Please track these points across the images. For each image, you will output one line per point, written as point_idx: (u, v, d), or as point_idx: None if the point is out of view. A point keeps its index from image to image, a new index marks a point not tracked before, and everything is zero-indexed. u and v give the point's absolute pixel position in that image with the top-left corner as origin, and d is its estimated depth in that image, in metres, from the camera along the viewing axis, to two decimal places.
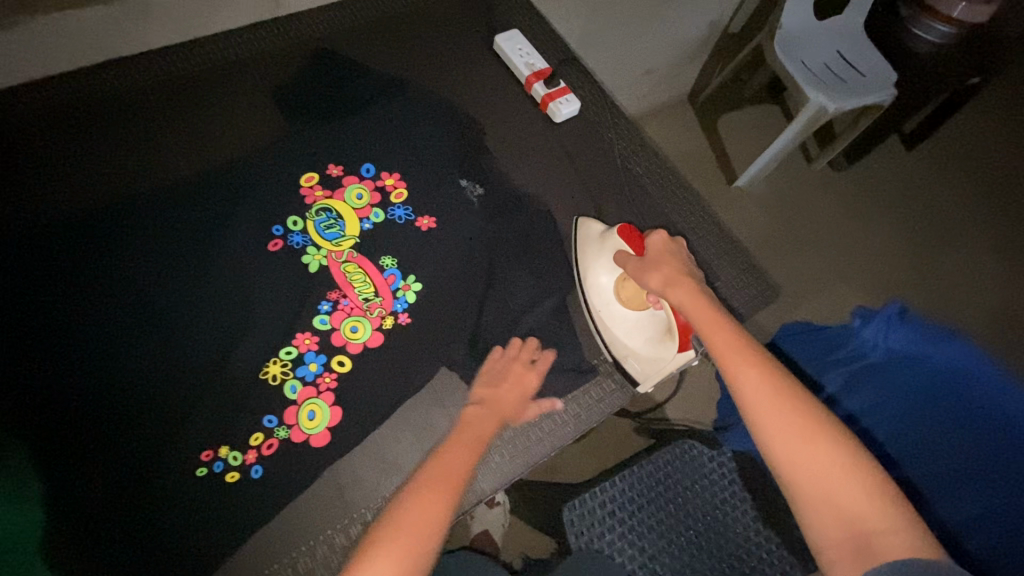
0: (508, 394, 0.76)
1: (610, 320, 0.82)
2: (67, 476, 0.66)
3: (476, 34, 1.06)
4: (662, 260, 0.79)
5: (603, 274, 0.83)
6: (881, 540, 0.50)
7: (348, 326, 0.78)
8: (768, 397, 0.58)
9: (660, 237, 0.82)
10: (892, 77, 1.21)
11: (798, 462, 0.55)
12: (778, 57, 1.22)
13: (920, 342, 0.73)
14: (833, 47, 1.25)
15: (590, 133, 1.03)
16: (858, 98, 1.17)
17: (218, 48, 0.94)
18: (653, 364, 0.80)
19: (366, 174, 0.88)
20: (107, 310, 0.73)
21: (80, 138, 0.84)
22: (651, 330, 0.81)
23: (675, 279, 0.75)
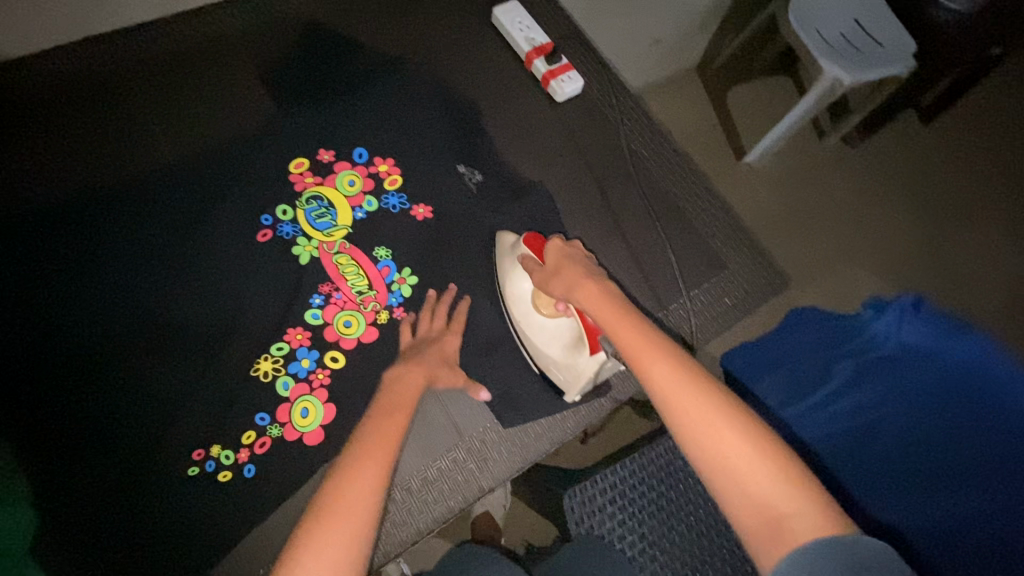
0: (428, 357, 0.71)
1: (530, 332, 0.74)
2: (55, 475, 0.65)
3: (473, 6, 1.00)
4: (565, 264, 0.66)
5: (520, 283, 0.75)
6: (793, 522, 0.40)
7: (342, 320, 0.75)
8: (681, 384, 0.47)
9: (559, 243, 0.70)
10: (911, 47, 1.15)
11: (713, 452, 0.44)
12: (792, 23, 1.16)
13: (937, 338, 0.53)
14: (851, 14, 1.17)
15: (594, 113, 0.97)
16: (874, 70, 1.11)
17: (200, 22, 0.90)
18: (569, 372, 0.72)
19: (359, 159, 0.84)
20: (89, 304, 0.71)
21: (57, 121, 0.81)
22: (564, 336, 0.72)
23: (576, 280, 0.63)
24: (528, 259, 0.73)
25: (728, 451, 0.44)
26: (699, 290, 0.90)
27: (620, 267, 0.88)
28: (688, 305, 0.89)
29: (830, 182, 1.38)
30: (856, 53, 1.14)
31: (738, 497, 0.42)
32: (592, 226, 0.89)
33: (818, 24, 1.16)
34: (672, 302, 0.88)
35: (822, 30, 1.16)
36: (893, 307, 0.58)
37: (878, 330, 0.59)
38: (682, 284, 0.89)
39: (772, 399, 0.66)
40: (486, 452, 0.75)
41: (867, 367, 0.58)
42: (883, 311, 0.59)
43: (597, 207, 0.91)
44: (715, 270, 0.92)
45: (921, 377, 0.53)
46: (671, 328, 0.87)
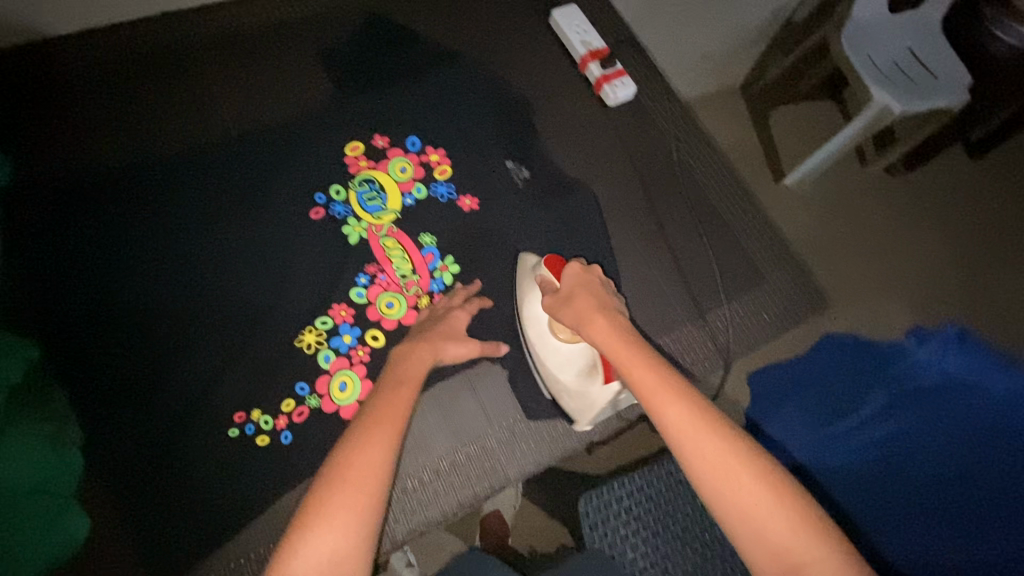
0: (433, 335, 0.68)
1: (544, 355, 0.73)
2: (107, 424, 0.67)
3: (532, 7, 1.02)
4: (578, 292, 0.66)
5: (538, 305, 0.73)
6: (811, 571, 0.43)
7: (384, 301, 0.77)
8: (694, 430, 0.49)
9: (577, 267, 0.69)
10: (966, 80, 1.13)
11: (735, 505, 0.46)
12: (844, 49, 1.16)
13: (979, 373, 0.47)
14: (905, 44, 1.17)
15: (644, 119, 0.98)
16: (923, 101, 1.10)
17: (270, 6, 0.93)
18: (582, 401, 0.72)
19: (412, 147, 0.87)
20: (146, 263, 0.74)
21: (127, 89, 0.84)
22: (578, 364, 0.70)
23: (586, 314, 0.63)
24: (546, 281, 0.71)
25: (746, 498, 0.46)
26: (736, 303, 0.89)
27: (659, 274, 0.88)
28: (726, 316, 0.88)
29: (874, 207, 1.36)
30: (909, 82, 1.13)
31: (756, 544, 0.45)
32: (634, 230, 0.90)
33: (869, 51, 1.16)
34: (710, 313, 0.88)
35: (873, 57, 1.15)
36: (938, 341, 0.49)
37: (923, 365, 0.50)
38: (721, 295, 0.89)
39: (796, 425, 0.59)
40: (514, 442, 0.75)
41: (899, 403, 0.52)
42: (927, 342, 0.51)
43: (641, 212, 0.91)
44: (755, 285, 0.91)
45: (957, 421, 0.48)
46: (707, 338, 0.86)
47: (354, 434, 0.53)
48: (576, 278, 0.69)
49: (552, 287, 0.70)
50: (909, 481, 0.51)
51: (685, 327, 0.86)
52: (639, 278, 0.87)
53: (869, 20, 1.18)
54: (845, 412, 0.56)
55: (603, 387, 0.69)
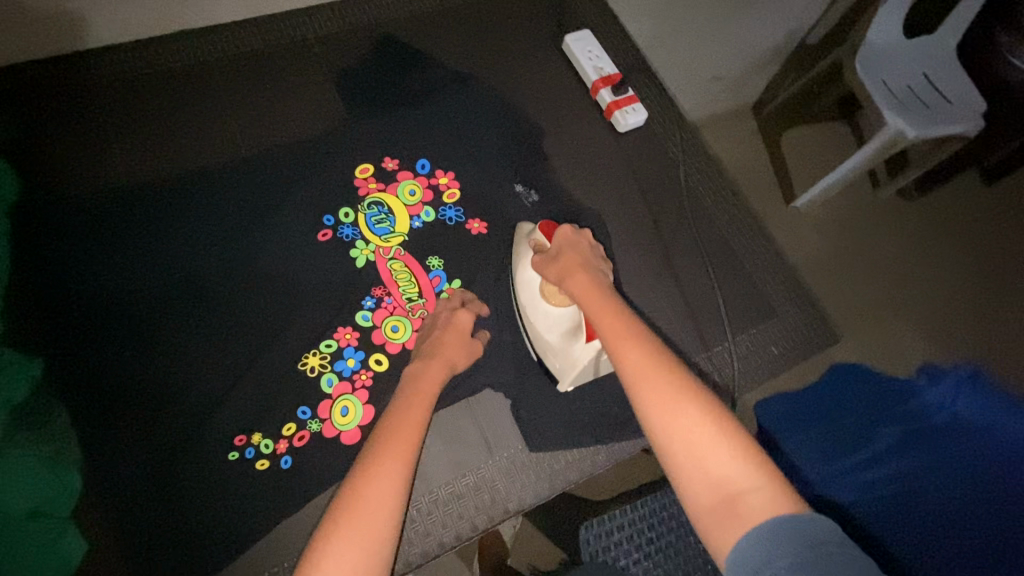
0: (447, 348, 0.70)
1: (531, 317, 0.74)
2: (106, 442, 0.67)
3: (546, 31, 1.02)
4: (566, 251, 0.70)
5: (523, 269, 0.76)
6: (746, 501, 0.41)
7: (389, 325, 0.77)
8: (643, 366, 0.51)
9: (568, 228, 0.72)
10: (982, 108, 1.15)
11: (672, 431, 0.46)
12: (857, 69, 1.17)
13: (992, 413, 0.54)
14: (920, 70, 1.18)
15: (655, 147, 0.98)
16: (939, 128, 1.11)
17: (288, 26, 0.94)
18: (564, 359, 0.73)
19: (421, 170, 0.87)
20: (154, 284, 0.74)
21: (144, 107, 0.85)
22: (565, 324, 0.72)
23: (571, 269, 0.67)
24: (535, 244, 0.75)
25: (686, 426, 0.46)
26: (744, 335, 0.88)
27: (667, 304, 0.87)
28: (733, 348, 0.87)
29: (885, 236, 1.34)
30: (925, 108, 1.14)
31: (693, 471, 0.44)
32: (642, 258, 0.89)
33: (885, 75, 1.17)
34: (717, 344, 0.86)
35: (886, 80, 1.16)
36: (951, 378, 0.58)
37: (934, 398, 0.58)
38: (729, 326, 0.88)
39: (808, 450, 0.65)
40: (516, 472, 0.74)
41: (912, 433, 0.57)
42: (938, 380, 0.59)
43: (649, 240, 0.91)
44: (763, 317, 0.90)
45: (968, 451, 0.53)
46: (713, 371, 0.85)
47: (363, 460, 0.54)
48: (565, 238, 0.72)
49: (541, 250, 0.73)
50: (904, 512, 0.54)
51: (692, 359, 0.85)
52: (647, 308, 0.86)
53: (884, 46, 1.20)
54: (856, 444, 0.61)
55: (585, 346, 0.72)
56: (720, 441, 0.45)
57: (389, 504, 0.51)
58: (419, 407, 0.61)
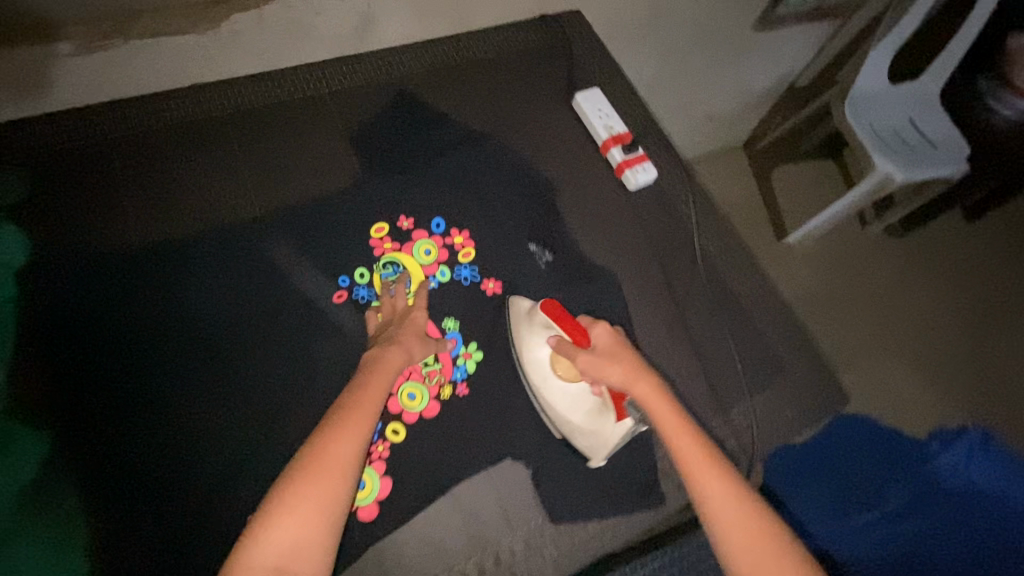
0: (405, 337, 0.72)
1: (551, 398, 0.76)
2: (116, 521, 0.65)
3: (557, 90, 1.05)
4: (618, 353, 0.72)
5: (540, 348, 0.77)
6: None
7: (405, 392, 0.75)
8: (726, 496, 0.62)
9: (605, 330, 0.75)
10: (965, 150, 1.41)
11: (755, 571, 0.58)
12: (846, 116, 1.41)
13: (1003, 479, 0.74)
14: (906, 115, 1.45)
15: (666, 204, 0.99)
16: (926, 171, 1.35)
17: (302, 79, 0.93)
18: (596, 437, 0.75)
19: (436, 229, 0.87)
20: (167, 349, 0.73)
21: (158, 164, 0.84)
22: (586, 402, 0.76)
23: (633, 374, 0.70)
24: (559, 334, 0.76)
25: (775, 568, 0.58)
26: (759, 396, 0.89)
27: (683, 366, 0.87)
28: (749, 411, 0.87)
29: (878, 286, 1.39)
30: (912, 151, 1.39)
31: None
32: (659, 318, 0.90)
33: (874, 119, 1.43)
34: (732, 407, 0.87)
35: (874, 125, 1.42)
36: (962, 444, 0.78)
37: (949, 459, 0.78)
38: (741, 389, 0.88)
39: (823, 500, 0.86)
40: (538, 545, 0.73)
41: (930, 498, 0.77)
42: (949, 446, 0.79)
43: (664, 300, 0.91)
44: (778, 376, 0.91)
45: (977, 518, 0.73)
46: (732, 435, 0.85)
47: (320, 435, 0.61)
48: (607, 341, 0.75)
49: (575, 343, 0.75)
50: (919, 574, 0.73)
51: (713, 424, 0.84)
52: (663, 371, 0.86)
53: (875, 92, 1.46)
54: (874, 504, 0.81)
55: (616, 424, 0.74)
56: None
57: (339, 483, 0.59)
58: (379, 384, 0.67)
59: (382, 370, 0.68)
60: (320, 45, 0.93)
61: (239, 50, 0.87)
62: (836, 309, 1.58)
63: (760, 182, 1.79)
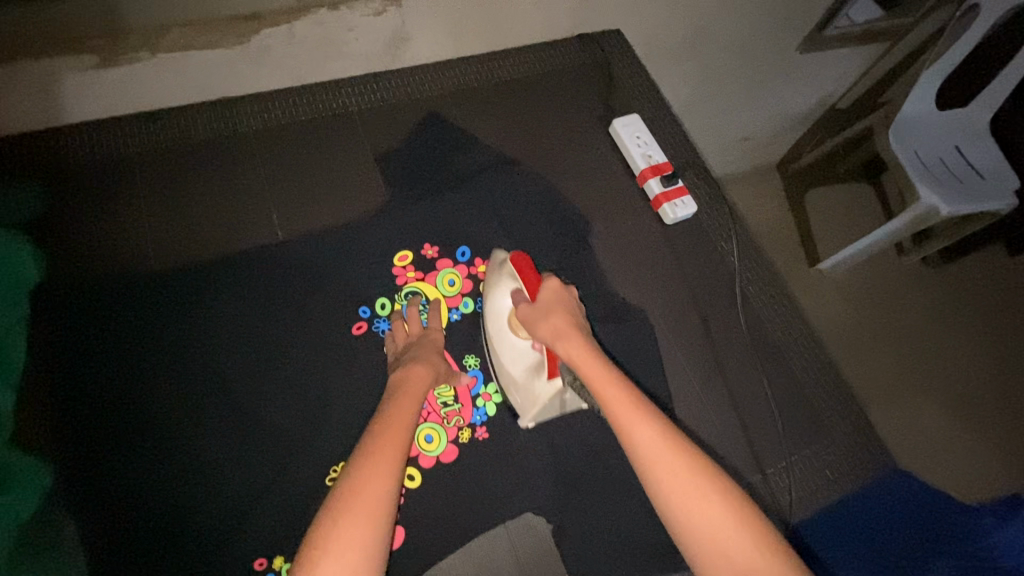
0: (428, 353, 0.69)
1: (499, 347, 0.72)
2: (112, 563, 0.62)
3: (594, 115, 1.00)
4: (556, 308, 0.64)
5: (502, 295, 0.72)
6: None
7: (423, 434, 0.72)
8: (665, 458, 0.51)
9: (555, 283, 0.67)
10: (1014, 186, 1.32)
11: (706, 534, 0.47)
12: (891, 146, 1.33)
13: None
14: (952, 143, 1.37)
15: (703, 241, 0.95)
16: (972, 205, 1.27)
17: (331, 96, 0.90)
18: (527, 395, 0.70)
19: (461, 258, 0.84)
20: (180, 378, 0.71)
21: (179, 180, 0.82)
22: (528, 359, 0.70)
23: (564, 331, 0.62)
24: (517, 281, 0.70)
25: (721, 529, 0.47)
26: (797, 455, 0.84)
27: (715, 417, 0.83)
28: (787, 470, 0.83)
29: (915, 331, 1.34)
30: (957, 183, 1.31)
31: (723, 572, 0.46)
32: (689, 363, 0.86)
33: (918, 146, 1.35)
34: (769, 466, 0.83)
35: (918, 153, 1.34)
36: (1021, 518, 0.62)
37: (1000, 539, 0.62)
38: (782, 446, 0.84)
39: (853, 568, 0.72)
40: None
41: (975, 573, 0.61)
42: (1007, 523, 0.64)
43: (696, 344, 0.88)
44: (814, 431, 0.86)
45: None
46: (768, 497, 0.81)
47: (354, 464, 0.55)
48: (554, 294, 0.66)
49: (526, 294, 0.68)
50: None
51: (744, 482, 0.81)
52: (692, 422, 0.82)
53: (920, 117, 1.38)
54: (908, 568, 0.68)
55: (546, 384, 0.68)
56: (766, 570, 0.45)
57: (380, 507, 0.51)
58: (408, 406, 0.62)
59: (413, 387, 0.64)
60: (352, 63, 0.90)
61: (268, 65, 0.85)
62: (874, 349, 1.51)
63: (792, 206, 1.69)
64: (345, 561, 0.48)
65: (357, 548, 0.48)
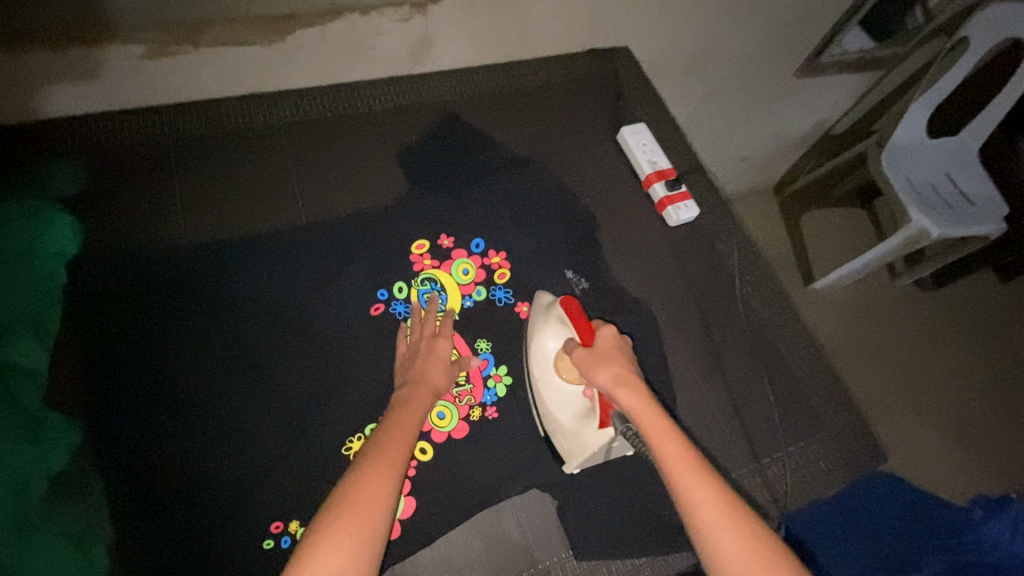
0: (426, 373, 0.72)
1: (544, 392, 0.73)
2: (136, 518, 0.64)
3: (604, 123, 1.06)
4: (613, 356, 0.69)
5: (548, 340, 0.74)
6: None
7: (435, 412, 0.75)
8: (721, 517, 0.56)
9: (609, 332, 0.72)
10: (1003, 211, 1.38)
11: None
12: (884, 167, 1.40)
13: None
14: (942, 170, 1.43)
15: (704, 243, 0.99)
16: (961, 228, 1.32)
17: (357, 96, 0.96)
18: (575, 442, 0.71)
19: (475, 249, 0.88)
20: (205, 348, 0.74)
21: (211, 166, 0.86)
22: (577, 404, 0.72)
23: (623, 379, 0.66)
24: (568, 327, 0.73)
25: None
26: (792, 449, 0.88)
27: (715, 409, 0.87)
28: (782, 461, 0.87)
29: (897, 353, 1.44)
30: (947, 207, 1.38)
31: None
32: (689, 357, 0.90)
33: (909, 172, 1.42)
34: (765, 457, 0.86)
35: (909, 179, 1.40)
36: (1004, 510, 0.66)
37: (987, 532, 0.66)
38: (779, 438, 0.88)
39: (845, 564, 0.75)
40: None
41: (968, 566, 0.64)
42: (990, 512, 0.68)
43: (697, 340, 0.92)
44: (809, 427, 0.90)
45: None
46: (763, 486, 0.84)
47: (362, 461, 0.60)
48: (609, 342, 0.71)
49: (580, 341, 0.71)
50: None
51: (741, 470, 0.84)
52: (692, 413, 0.86)
53: (911, 144, 1.44)
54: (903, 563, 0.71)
55: (597, 431, 0.70)
56: None
57: (381, 502, 0.56)
58: (409, 422, 0.66)
59: (413, 406, 0.68)
60: (377, 65, 0.96)
61: (300, 64, 0.90)
62: (866, 363, 1.55)
63: (789, 227, 1.79)
64: (346, 547, 0.53)
65: (357, 535, 0.53)
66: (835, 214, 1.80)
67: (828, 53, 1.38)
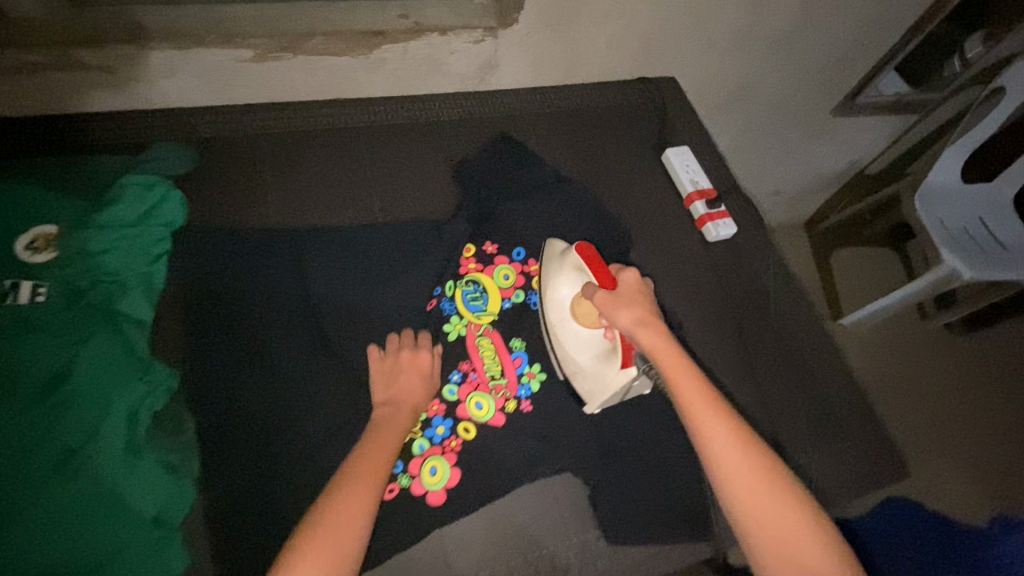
0: (405, 394, 0.78)
1: (563, 337, 0.82)
2: (219, 460, 0.73)
3: (648, 146, 1.15)
4: (634, 300, 0.77)
5: (564, 288, 0.83)
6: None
7: (474, 401, 0.82)
8: (735, 447, 0.65)
9: (630, 277, 0.80)
10: None
11: (754, 503, 0.62)
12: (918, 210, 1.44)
13: None
14: (975, 213, 1.47)
15: (740, 259, 1.06)
16: (990, 273, 1.36)
17: (427, 107, 1.06)
18: (596, 382, 0.80)
19: (516, 257, 0.96)
20: (282, 320, 0.83)
21: (297, 159, 0.96)
22: (596, 347, 0.81)
23: (643, 320, 0.75)
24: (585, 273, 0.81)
25: (770, 504, 0.62)
26: (818, 458, 0.92)
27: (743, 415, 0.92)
28: (807, 466, 0.91)
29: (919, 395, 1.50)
30: (979, 251, 1.41)
31: (769, 535, 0.61)
32: (720, 364, 0.96)
33: (942, 214, 1.45)
34: (791, 464, 0.91)
35: (942, 220, 1.44)
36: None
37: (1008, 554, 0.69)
38: (804, 447, 0.92)
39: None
40: (597, 557, 0.78)
41: None
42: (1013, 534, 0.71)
43: (729, 350, 0.97)
44: (835, 438, 0.94)
45: None
46: None
47: (340, 478, 0.67)
48: (631, 286, 0.79)
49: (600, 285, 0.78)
50: None
51: None
52: None
53: (943, 186, 1.48)
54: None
55: (619, 371, 0.79)
56: (798, 521, 0.61)
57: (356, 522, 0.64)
58: (386, 440, 0.73)
59: (392, 428, 0.74)
60: (448, 80, 1.06)
61: (380, 77, 1.01)
62: (890, 396, 1.59)
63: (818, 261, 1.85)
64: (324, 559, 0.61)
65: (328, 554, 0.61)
66: (864, 251, 1.85)
67: (864, 94, 1.44)
